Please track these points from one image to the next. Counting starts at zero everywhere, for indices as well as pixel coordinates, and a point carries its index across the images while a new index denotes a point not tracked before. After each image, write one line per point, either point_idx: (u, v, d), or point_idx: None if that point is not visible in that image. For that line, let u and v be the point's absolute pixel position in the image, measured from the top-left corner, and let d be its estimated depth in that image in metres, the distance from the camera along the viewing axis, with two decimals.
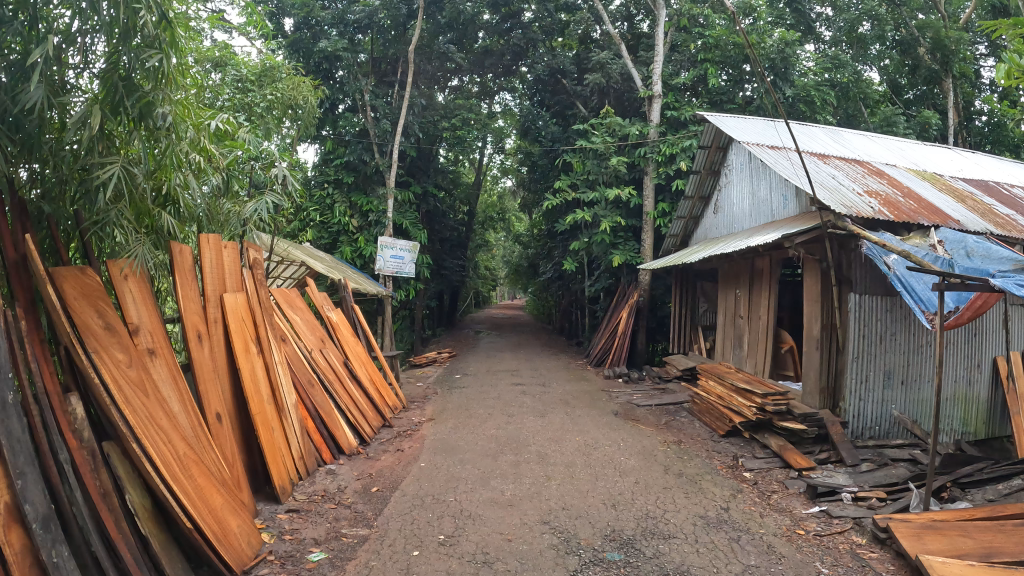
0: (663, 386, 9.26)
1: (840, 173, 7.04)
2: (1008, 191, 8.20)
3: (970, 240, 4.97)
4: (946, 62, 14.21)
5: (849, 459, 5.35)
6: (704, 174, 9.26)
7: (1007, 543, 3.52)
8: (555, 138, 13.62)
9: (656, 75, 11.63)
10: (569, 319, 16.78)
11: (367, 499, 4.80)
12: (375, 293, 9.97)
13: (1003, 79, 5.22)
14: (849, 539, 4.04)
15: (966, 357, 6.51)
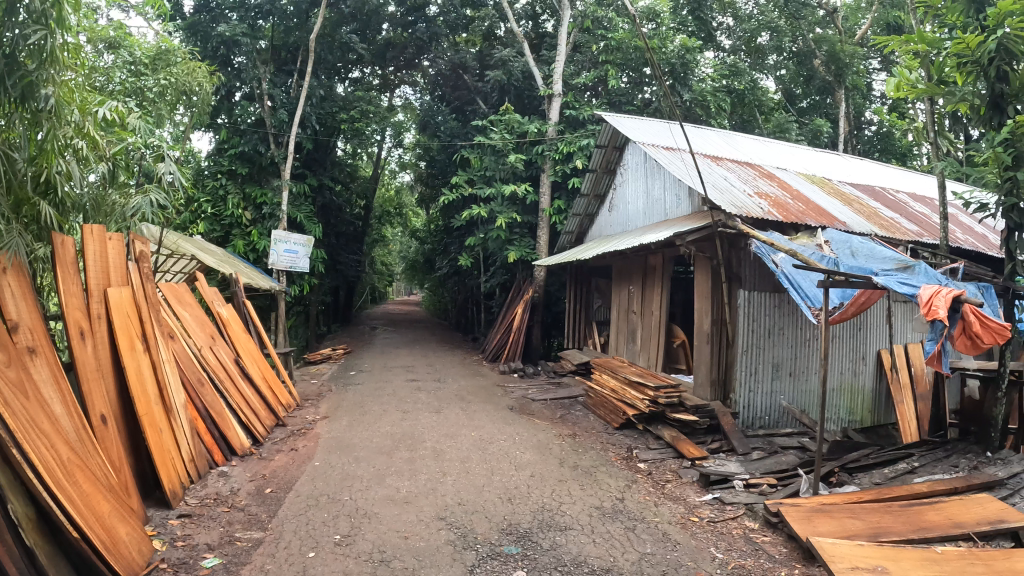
0: (558, 380, 9.41)
1: (733, 175, 7.34)
2: (895, 197, 8.74)
3: (855, 240, 5.27)
4: (840, 74, 15.00)
5: (740, 448, 5.57)
6: (600, 173, 9.43)
7: (893, 524, 3.74)
8: (453, 134, 13.60)
9: (557, 74, 11.71)
10: (466, 315, 16.78)
11: (261, 501, 4.64)
12: (268, 288, 9.67)
13: (891, 92, 5.95)
14: (742, 524, 4.21)
15: (851, 350, 6.91)
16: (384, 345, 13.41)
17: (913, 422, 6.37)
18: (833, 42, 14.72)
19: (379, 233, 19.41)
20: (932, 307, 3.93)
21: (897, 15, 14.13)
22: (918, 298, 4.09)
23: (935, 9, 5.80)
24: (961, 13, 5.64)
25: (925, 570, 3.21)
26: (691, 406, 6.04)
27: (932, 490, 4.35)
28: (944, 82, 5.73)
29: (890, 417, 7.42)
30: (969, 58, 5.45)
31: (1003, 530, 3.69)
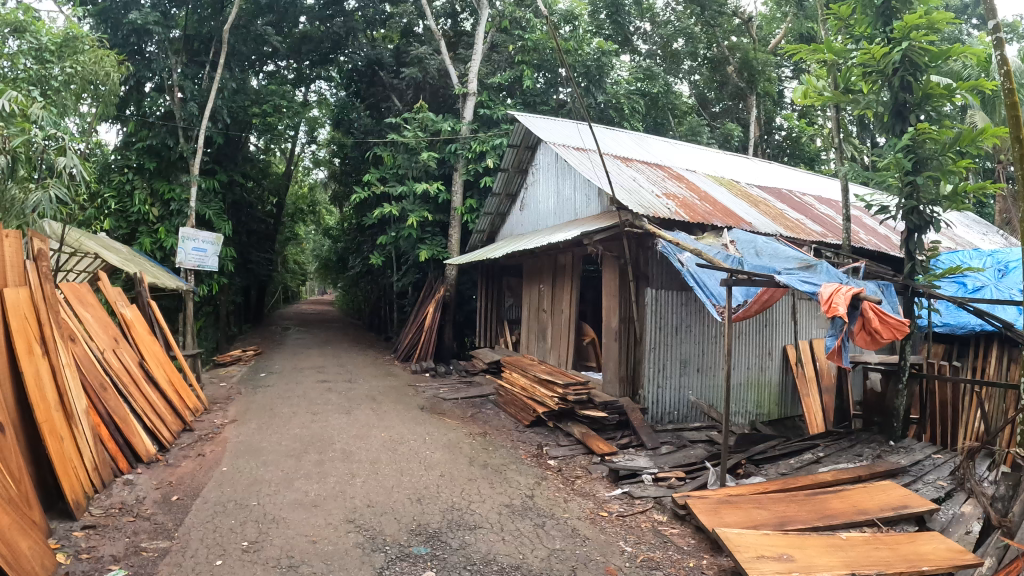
0: (469, 379, 9.43)
1: (642, 176, 7.49)
2: (802, 199, 9.13)
3: (759, 240, 5.42)
4: (752, 80, 15.58)
5: (649, 443, 5.68)
6: (512, 172, 9.46)
7: (799, 512, 3.89)
8: (367, 131, 13.46)
9: (472, 73, 11.69)
10: (379, 315, 16.62)
11: (168, 509, 4.45)
12: (176, 288, 9.31)
13: (800, 98, 6.43)
14: (650, 517, 4.30)
15: (757, 346, 7.17)
16: (295, 346, 13.11)
17: (820, 415, 6.64)
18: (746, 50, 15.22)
19: (291, 231, 18.98)
20: (832, 305, 4.03)
21: (803, 26, 14.77)
22: (818, 296, 4.20)
23: (845, 19, 6.08)
24: (869, 25, 5.92)
25: (829, 556, 3.34)
26: (601, 403, 6.13)
27: (834, 478, 4.55)
28: (850, 89, 6.08)
29: (796, 410, 7.71)
30: (874, 68, 5.77)
31: (901, 515, 3.89)
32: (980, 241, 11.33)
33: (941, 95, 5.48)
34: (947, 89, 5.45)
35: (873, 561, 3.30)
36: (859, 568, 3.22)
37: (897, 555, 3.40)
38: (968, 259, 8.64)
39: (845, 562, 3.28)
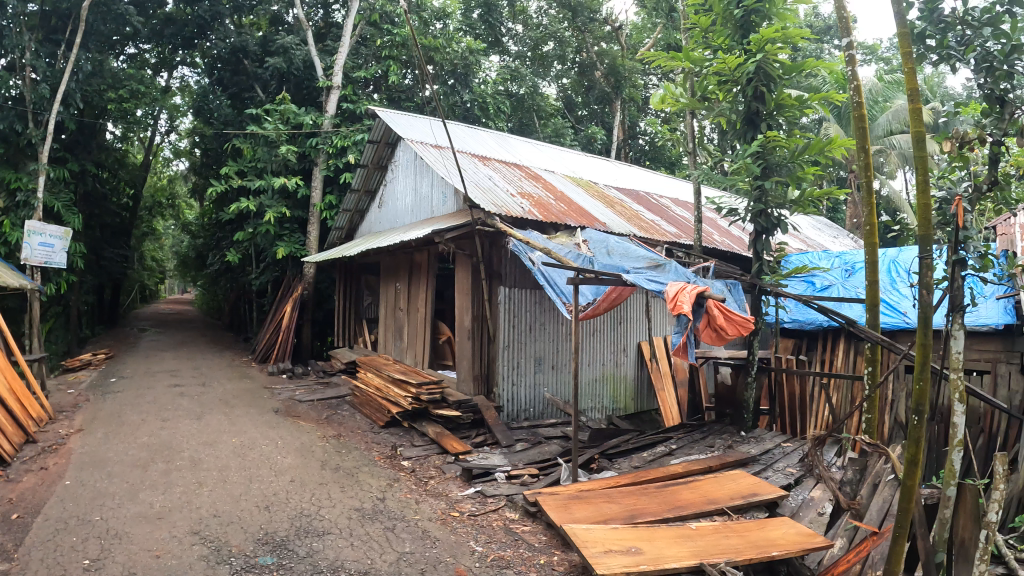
0: (327, 380, 9.25)
1: (498, 175, 7.53)
2: (659, 201, 9.48)
3: (611, 240, 5.61)
4: (618, 86, 16.21)
5: (503, 440, 5.69)
6: (371, 169, 9.33)
7: (648, 505, 4.00)
8: (226, 122, 12.79)
9: (337, 66, 11.42)
10: (238, 315, 16.02)
11: (4, 528, 4.08)
12: (19, 286, 8.57)
13: (657, 103, 6.47)
14: (502, 516, 4.32)
15: (612, 342, 7.40)
16: (149, 349, 12.44)
17: (674, 407, 7.06)
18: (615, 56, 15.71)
19: (149, 226, 18.01)
20: (677, 302, 4.15)
21: (664, 35, 15.47)
22: (665, 294, 4.32)
23: (705, 29, 6.26)
24: (727, 37, 6.15)
25: (675, 547, 3.44)
26: (454, 403, 6.14)
27: (685, 470, 4.73)
28: (705, 97, 6.38)
29: (652, 404, 8.00)
30: (728, 77, 6.06)
31: (751, 503, 4.07)
32: (823, 242, 12.32)
33: (792, 106, 6.00)
34: (798, 99, 5.96)
35: (722, 548, 3.43)
36: (707, 556, 3.33)
37: (746, 542, 3.51)
38: (818, 259, 9.34)
39: (693, 551, 3.39)
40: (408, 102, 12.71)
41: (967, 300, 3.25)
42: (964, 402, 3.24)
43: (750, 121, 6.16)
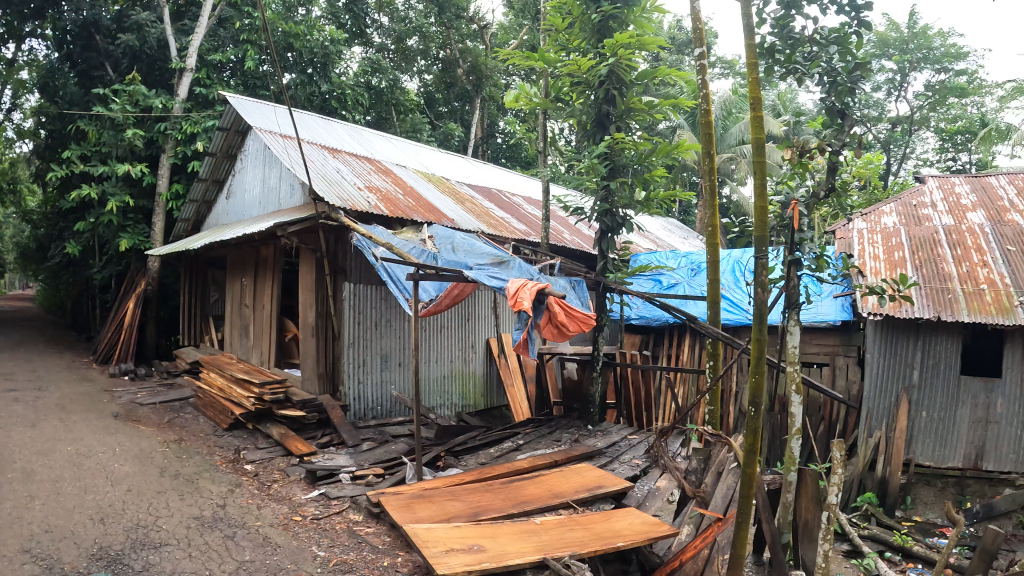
0: (171, 381, 9.01)
1: (346, 168, 7.82)
2: (510, 200, 10.28)
3: (457, 235, 6.09)
4: (478, 84, 17.60)
5: (349, 441, 6.20)
6: (220, 158, 9.08)
7: (492, 502, 4.36)
8: (73, 101, 11.87)
9: (192, 48, 10.98)
10: (76, 311, 15.07)
11: None
12: None
13: (512, 101, 7.24)
14: (345, 518, 4.66)
15: (459, 339, 8.25)
16: None
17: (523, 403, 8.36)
18: (477, 55, 17.11)
19: None
20: (517, 299, 5.15)
21: (527, 36, 16.10)
22: (506, 290, 5.34)
23: (561, 31, 7.15)
24: (584, 41, 7.11)
25: (516, 543, 3.70)
26: (298, 402, 6.61)
27: (529, 466, 5.31)
28: (559, 98, 7.34)
29: (501, 400, 9.03)
30: (581, 81, 7.07)
31: (593, 496, 4.58)
32: (672, 241, 13.72)
33: (642, 109, 7.05)
34: (644, 106, 7.03)
35: (569, 542, 3.75)
36: (550, 550, 3.63)
37: (591, 535, 3.85)
38: (666, 260, 10.89)
39: (536, 545, 3.68)
40: (263, 90, 12.54)
41: (800, 298, 4.13)
42: (800, 393, 4.04)
43: (599, 122, 7.26)
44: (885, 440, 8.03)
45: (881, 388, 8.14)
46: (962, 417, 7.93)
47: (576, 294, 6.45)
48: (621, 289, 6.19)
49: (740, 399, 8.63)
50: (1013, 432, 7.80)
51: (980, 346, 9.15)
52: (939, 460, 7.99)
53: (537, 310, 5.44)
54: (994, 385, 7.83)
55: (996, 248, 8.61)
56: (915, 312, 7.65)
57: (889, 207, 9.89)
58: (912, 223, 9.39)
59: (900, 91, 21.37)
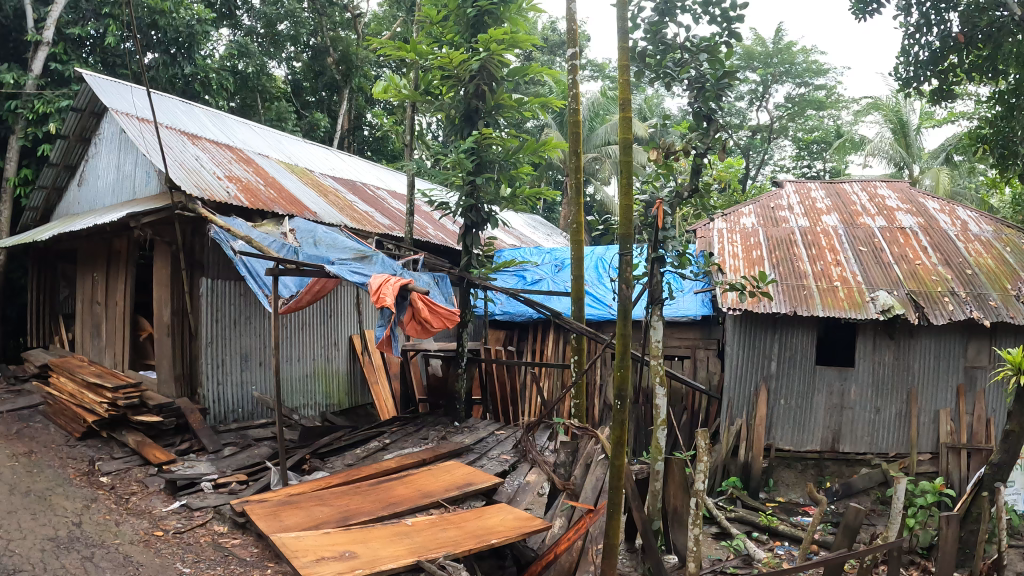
0: (18, 387, 8.53)
1: (206, 155, 7.60)
2: (377, 194, 10.17)
3: (319, 231, 6.54)
4: (348, 75, 17.48)
5: (210, 446, 6.25)
6: (73, 141, 8.54)
7: (363, 505, 4.91)
8: None
9: (52, 22, 10.21)
10: None
11: None
12: None
13: (381, 92, 7.15)
14: (209, 530, 4.92)
15: (322, 337, 8.10)
16: None
17: (389, 400, 8.36)
18: (347, 44, 17.07)
19: None
20: (380, 294, 5.71)
21: (401, 30, 16.17)
22: (369, 285, 5.86)
23: (436, 23, 7.10)
24: (457, 34, 7.06)
25: (385, 547, 4.21)
26: (155, 408, 6.47)
27: (396, 466, 5.87)
28: (429, 91, 7.26)
29: (366, 399, 8.91)
30: (451, 74, 7.02)
31: (464, 493, 5.36)
32: (536, 237, 14.04)
33: (511, 106, 7.21)
34: (514, 103, 7.19)
35: (444, 542, 4.36)
36: (424, 552, 4.17)
37: (461, 534, 4.55)
38: (530, 255, 11.42)
39: (411, 548, 4.21)
40: (123, 69, 12.07)
41: (660, 294, 5.38)
42: (663, 384, 5.36)
43: (468, 117, 7.33)
44: (747, 426, 9.46)
45: (742, 379, 9.54)
46: (816, 404, 9.44)
47: (439, 291, 7.08)
48: (485, 284, 7.03)
49: (603, 393, 10.65)
50: (862, 416, 9.36)
51: (836, 338, 10.68)
52: (798, 444, 9.47)
53: (401, 307, 6.05)
54: (844, 375, 9.38)
55: (845, 249, 10.26)
56: (772, 308, 9.00)
57: (749, 209, 11.55)
58: (770, 224, 11.01)
59: (760, 102, 22.44)
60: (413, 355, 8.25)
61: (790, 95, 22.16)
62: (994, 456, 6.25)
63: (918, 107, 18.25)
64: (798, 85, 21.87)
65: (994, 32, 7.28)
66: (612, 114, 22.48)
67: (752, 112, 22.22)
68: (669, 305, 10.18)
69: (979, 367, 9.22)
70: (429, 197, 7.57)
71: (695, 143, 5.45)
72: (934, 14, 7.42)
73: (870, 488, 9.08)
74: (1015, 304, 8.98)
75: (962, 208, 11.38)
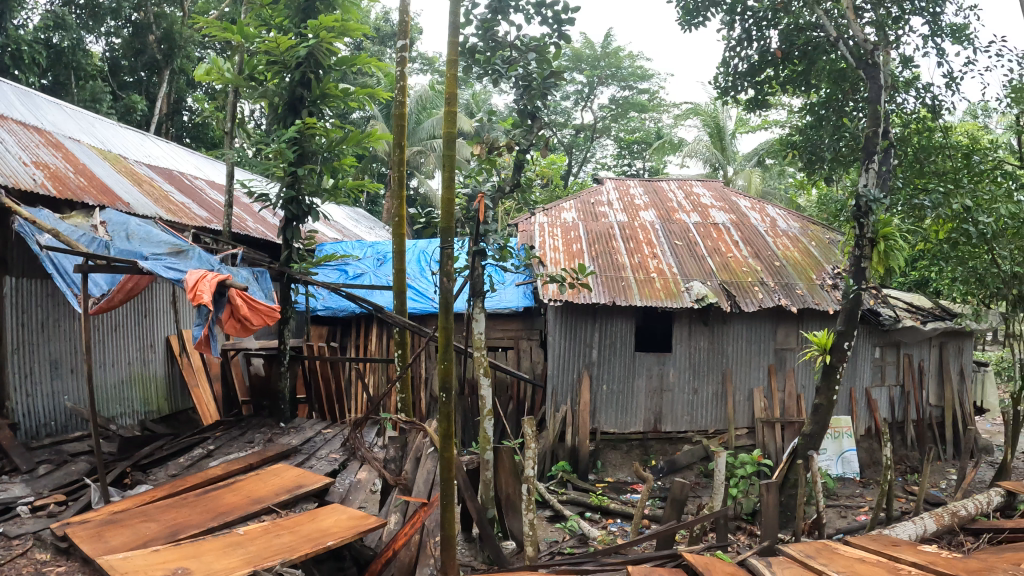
0: None
1: (9, 137, 6.72)
2: (193, 182, 9.57)
3: (132, 223, 5.98)
4: (171, 54, 16.36)
5: (23, 465, 5.69)
6: None
7: (189, 517, 4.58)
8: None
9: None
10: None
11: None
12: None
13: (203, 75, 6.66)
14: (30, 560, 4.47)
15: (137, 340, 7.43)
16: None
17: (210, 404, 7.86)
18: (172, 22, 15.90)
19: None
20: (198, 292, 5.36)
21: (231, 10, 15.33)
22: (185, 282, 5.47)
23: (266, 5, 6.76)
24: (286, 19, 6.82)
25: (218, 560, 3.95)
26: None
27: (222, 472, 5.49)
28: (253, 76, 6.92)
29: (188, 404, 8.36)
30: (277, 60, 6.73)
31: (294, 496, 5.14)
32: (357, 230, 13.69)
33: (336, 97, 7.03)
34: (340, 94, 7.02)
35: (278, 549, 4.16)
36: (260, 561, 3.97)
37: (294, 538, 4.35)
38: (351, 249, 11.12)
39: (245, 558, 3.99)
40: None
41: (482, 285, 5.73)
42: (486, 375, 5.68)
43: (292, 106, 7.01)
44: (572, 411, 9.91)
45: (565, 367, 9.96)
46: (637, 387, 10.08)
47: (260, 286, 6.67)
48: (305, 281, 6.86)
49: (430, 385, 10.66)
50: (680, 397, 10.14)
51: (651, 326, 11.48)
52: (622, 426, 10.06)
53: (219, 305, 5.74)
54: (663, 359, 10.09)
55: (662, 242, 11.02)
56: (591, 299, 9.44)
57: (569, 205, 12.03)
58: (590, 219, 11.56)
59: (586, 102, 23.56)
60: (234, 355, 7.83)
61: (614, 97, 23.39)
62: (806, 426, 7.68)
63: (732, 115, 20.02)
64: (623, 88, 23.12)
65: (809, 52, 8.04)
66: (439, 108, 22.80)
67: (577, 112, 23.28)
68: (490, 298, 10.16)
69: (789, 348, 10.41)
70: (248, 188, 7.10)
71: (518, 139, 5.65)
72: (754, 30, 8.11)
73: (694, 463, 10.06)
74: (818, 293, 10.17)
75: (770, 206, 12.83)
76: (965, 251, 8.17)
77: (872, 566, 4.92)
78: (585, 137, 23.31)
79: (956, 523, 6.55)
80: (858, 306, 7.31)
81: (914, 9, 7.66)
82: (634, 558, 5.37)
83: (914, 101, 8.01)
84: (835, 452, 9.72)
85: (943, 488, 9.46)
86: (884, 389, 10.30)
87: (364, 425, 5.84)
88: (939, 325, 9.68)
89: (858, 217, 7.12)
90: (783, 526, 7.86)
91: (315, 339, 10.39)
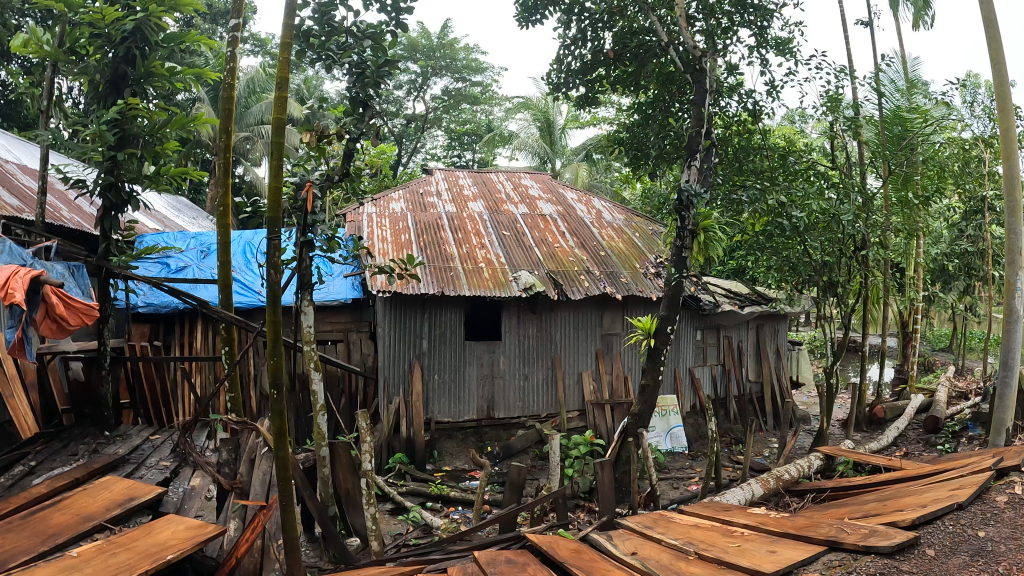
0: None
1: None
2: (1, 165, 8.71)
3: None
4: None
5: None
6: None
7: (17, 542, 4.12)
8: None
9: None
10: None
11: None
12: None
13: (18, 46, 6.09)
14: None
15: None
16: None
17: (28, 414, 6.59)
18: None
19: None
20: (9, 291, 4.77)
21: None
22: None
23: None
24: None
25: None
26: None
27: (47, 489, 4.92)
28: (74, 50, 6.35)
29: None
30: (101, 33, 6.21)
31: (128, 510, 4.71)
32: (179, 221, 12.78)
33: (162, 75, 6.50)
34: (167, 72, 6.47)
35: (115, 568, 3.83)
36: None
37: (133, 555, 4.02)
38: (173, 240, 10.39)
39: None
40: None
41: (310, 278, 5.42)
42: (317, 369, 5.48)
43: (114, 85, 6.43)
44: (404, 403, 9.85)
45: (396, 357, 9.89)
46: (468, 375, 10.23)
47: (76, 282, 5.95)
48: (125, 275, 6.27)
49: (260, 382, 10.12)
50: (512, 383, 10.43)
51: (480, 316, 11.68)
52: (456, 415, 10.17)
53: (33, 304, 5.14)
54: (493, 347, 10.32)
55: (490, 232, 11.24)
56: (420, 289, 9.43)
57: (398, 195, 11.92)
58: (418, 209, 11.53)
59: (418, 92, 23.52)
60: (51, 361, 7.04)
61: (447, 88, 23.58)
62: (635, 407, 8.12)
63: (563, 110, 20.86)
64: (456, 79, 23.43)
65: (640, 54, 8.58)
66: (268, 92, 21.93)
67: (409, 101, 23.12)
68: (317, 290, 9.97)
69: (615, 334, 11.06)
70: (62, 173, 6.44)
71: (349, 128, 5.44)
72: (590, 31, 8.56)
73: (530, 446, 10.36)
74: (642, 280, 10.86)
75: (596, 199, 13.49)
76: (779, 243, 9.11)
77: (707, 530, 5.38)
78: (416, 127, 23.28)
79: (779, 487, 7.40)
80: (680, 293, 7.85)
81: (742, 21, 8.37)
82: (479, 543, 5.46)
83: (737, 105, 8.74)
84: (663, 428, 10.53)
85: (763, 456, 10.54)
86: (706, 368, 11.29)
87: (194, 429, 5.48)
88: (754, 308, 10.61)
89: (680, 210, 7.64)
90: (619, 501, 8.34)
91: (135, 337, 9.56)
